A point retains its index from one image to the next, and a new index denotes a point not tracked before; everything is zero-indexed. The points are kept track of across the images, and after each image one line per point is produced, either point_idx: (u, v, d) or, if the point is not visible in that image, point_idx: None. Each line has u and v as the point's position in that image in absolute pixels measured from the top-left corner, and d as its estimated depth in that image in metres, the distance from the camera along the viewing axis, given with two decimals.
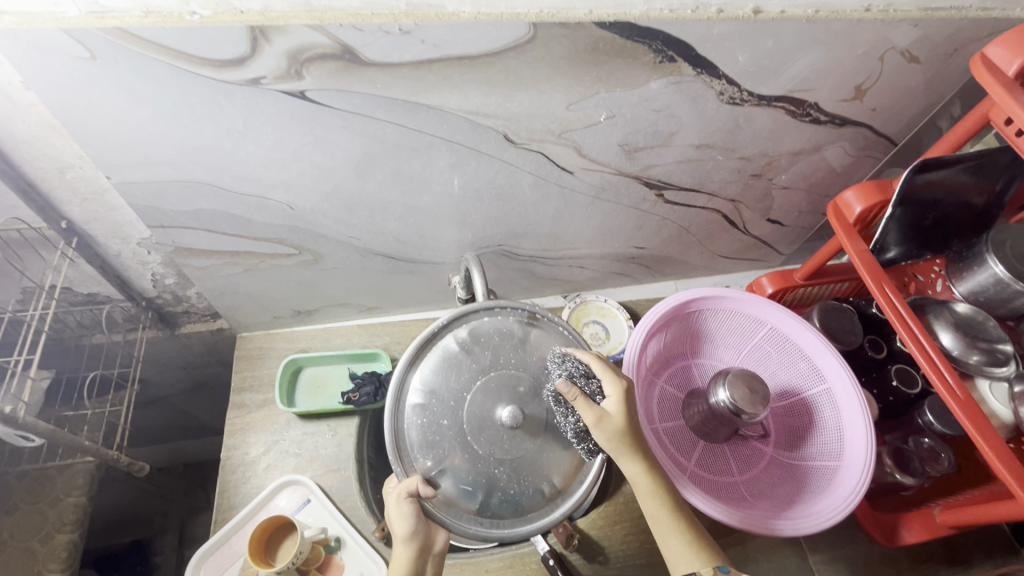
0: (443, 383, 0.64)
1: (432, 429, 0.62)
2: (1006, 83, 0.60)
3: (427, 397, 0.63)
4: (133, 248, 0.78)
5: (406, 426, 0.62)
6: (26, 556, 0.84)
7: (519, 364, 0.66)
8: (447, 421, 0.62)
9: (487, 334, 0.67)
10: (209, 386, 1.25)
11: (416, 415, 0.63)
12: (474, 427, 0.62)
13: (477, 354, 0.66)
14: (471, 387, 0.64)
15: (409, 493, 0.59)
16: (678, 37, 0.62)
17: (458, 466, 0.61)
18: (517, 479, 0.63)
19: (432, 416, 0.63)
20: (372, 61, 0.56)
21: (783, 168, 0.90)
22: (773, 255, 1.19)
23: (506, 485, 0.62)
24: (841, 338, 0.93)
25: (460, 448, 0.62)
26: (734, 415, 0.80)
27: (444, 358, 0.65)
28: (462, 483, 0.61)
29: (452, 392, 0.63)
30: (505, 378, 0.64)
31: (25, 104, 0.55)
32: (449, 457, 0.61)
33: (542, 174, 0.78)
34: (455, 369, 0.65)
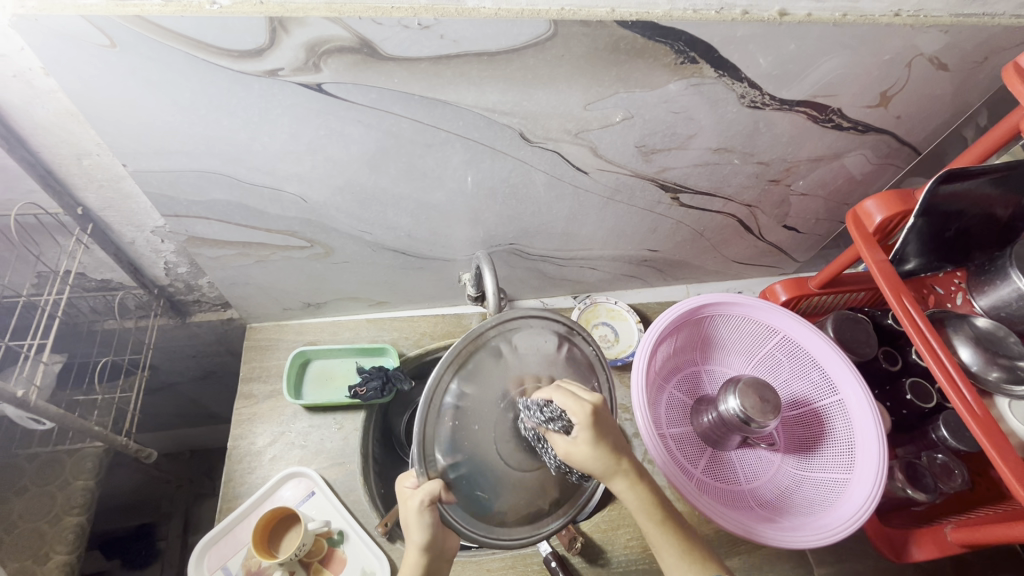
0: (479, 388, 0.58)
1: (462, 435, 0.56)
2: None
3: (462, 401, 0.56)
4: (147, 236, 0.78)
5: (436, 428, 0.54)
6: (33, 536, 0.84)
7: (549, 379, 0.63)
8: (478, 429, 0.57)
9: (528, 342, 0.62)
10: (218, 375, 1.25)
11: (448, 416, 0.55)
12: (501, 437, 0.58)
13: (515, 364, 0.61)
14: (505, 397, 0.59)
15: (432, 499, 0.53)
16: (700, 37, 0.61)
17: (480, 473, 0.57)
18: (529, 491, 0.60)
19: (463, 421, 0.56)
20: (390, 56, 0.56)
21: (802, 174, 0.89)
22: (788, 261, 1.17)
23: (517, 498, 0.60)
24: (856, 349, 0.91)
25: (484, 457, 0.57)
26: (743, 423, 0.79)
27: (483, 360, 0.58)
28: (478, 492, 0.57)
29: (487, 400, 0.58)
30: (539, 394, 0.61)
31: (45, 90, 0.55)
32: (473, 465, 0.56)
33: (557, 174, 0.77)
34: (493, 376, 0.59)
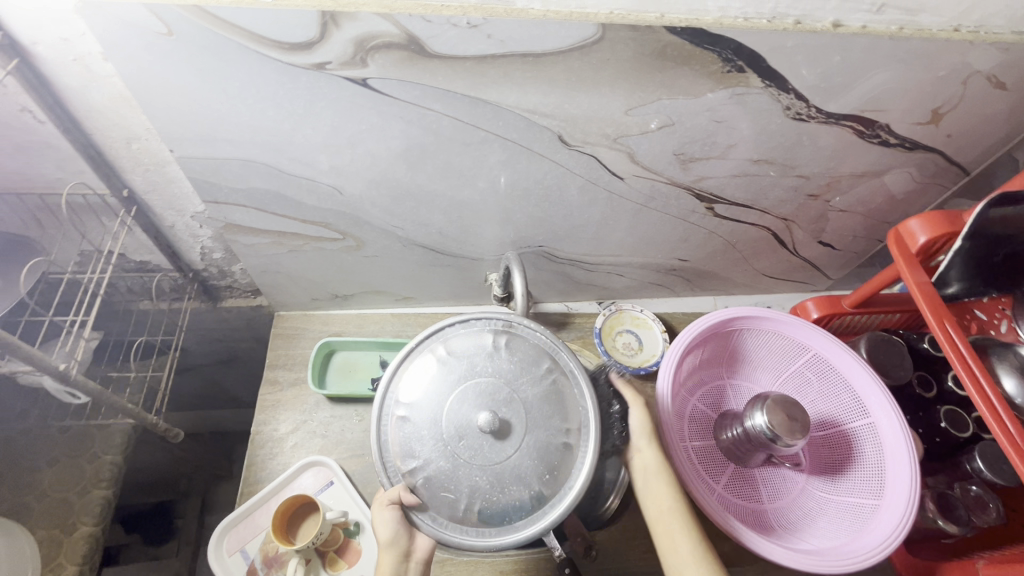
0: (423, 396, 0.63)
1: (415, 441, 0.62)
2: None
3: (408, 411, 0.63)
4: (187, 221, 0.80)
5: (390, 440, 0.63)
6: (62, 506, 0.87)
7: (495, 371, 0.64)
8: (429, 433, 0.61)
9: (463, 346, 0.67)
10: (243, 361, 1.28)
11: (398, 428, 0.63)
12: (454, 435, 0.61)
13: (454, 365, 0.65)
14: (448, 400, 0.62)
15: (392, 501, 0.60)
16: (749, 47, 0.60)
17: (440, 473, 0.61)
18: (502, 485, 0.60)
19: (411, 429, 0.62)
20: (437, 54, 0.56)
21: (842, 190, 0.87)
22: (820, 278, 1.14)
23: (491, 493, 0.60)
24: (889, 371, 0.89)
25: (441, 457, 0.61)
26: (770, 441, 0.78)
27: (422, 372, 0.65)
28: (444, 492, 0.60)
29: (430, 405, 0.63)
30: (484, 386, 0.63)
31: (102, 75, 0.57)
32: (432, 466, 0.61)
33: (592, 178, 0.77)
34: (434, 381, 0.64)
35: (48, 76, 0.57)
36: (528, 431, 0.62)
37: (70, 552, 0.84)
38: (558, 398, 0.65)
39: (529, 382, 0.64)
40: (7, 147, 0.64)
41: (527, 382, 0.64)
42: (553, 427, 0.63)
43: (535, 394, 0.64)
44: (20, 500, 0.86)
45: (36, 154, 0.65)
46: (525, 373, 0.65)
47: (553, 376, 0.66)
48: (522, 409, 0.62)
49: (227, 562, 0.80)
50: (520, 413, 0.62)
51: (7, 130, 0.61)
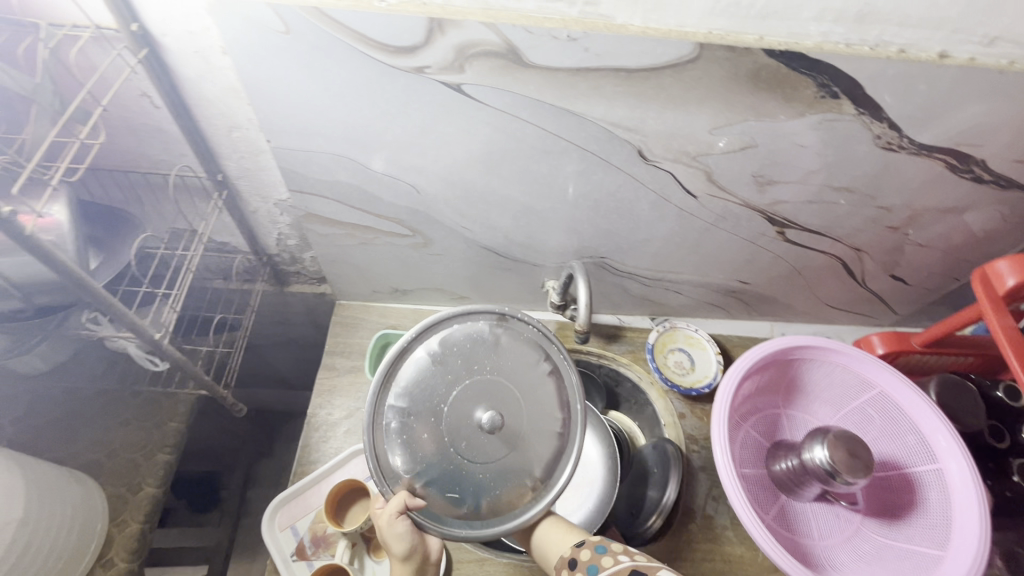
0: (423, 396, 0.60)
1: (414, 445, 0.58)
2: None
3: (407, 413, 0.59)
4: (270, 207, 0.84)
5: (388, 446, 0.58)
6: (130, 466, 0.92)
7: (495, 369, 0.62)
8: (429, 434, 0.59)
9: (458, 343, 0.62)
10: (298, 345, 1.33)
11: (396, 433, 0.58)
12: (455, 435, 0.59)
13: (450, 363, 0.61)
14: (449, 399, 0.60)
15: (399, 509, 0.57)
16: (847, 73, 0.59)
17: (441, 473, 0.59)
18: (504, 478, 0.60)
19: (409, 432, 0.58)
20: (533, 64, 0.57)
21: (923, 224, 0.83)
22: (885, 313, 1.10)
23: (491, 487, 0.60)
24: (959, 417, 0.86)
25: (441, 458, 0.59)
26: (828, 475, 0.75)
27: (417, 372, 0.60)
28: (446, 490, 0.59)
29: (430, 406, 0.59)
30: (483, 384, 0.61)
31: (219, 67, 0.61)
32: (433, 467, 0.58)
33: (665, 195, 0.77)
34: (431, 379, 0.60)
35: (170, 65, 0.61)
36: (525, 426, 0.61)
37: (134, 510, 0.89)
38: (550, 391, 0.63)
39: (526, 377, 0.63)
40: (123, 128, 0.69)
41: (522, 378, 0.62)
42: (545, 418, 0.63)
43: (530, 388, 0.62)
44: (93, 456, 0.92)
45: (147, 135, 0.70)
46: (522, 370, 0.63)
47: (546, 368, 0.64)
48: (519, 405, 0.61)
49: (278, 537, 0.82)
50: (518, 409, 0.61)
51: (126, 112, 0.66)
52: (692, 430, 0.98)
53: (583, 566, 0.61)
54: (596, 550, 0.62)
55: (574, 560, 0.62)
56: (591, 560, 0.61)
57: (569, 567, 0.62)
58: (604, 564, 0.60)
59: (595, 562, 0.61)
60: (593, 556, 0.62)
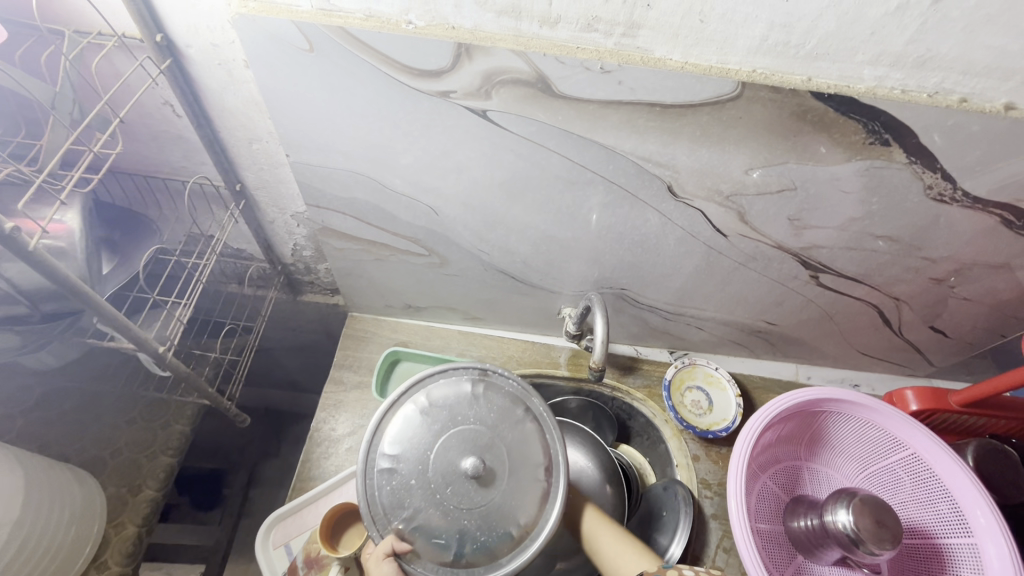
0: (411, 445, 0.59)
1: (399, 491, 0.57)
2: None
3: (395, 461, 0.58)
4: (287, 219, 0.83)
5: (377, 493, 0.58)
6: (132, 466, 0.92)
7: (478, 418, 0.60)
8: (414, 481, 0.57)
9: (442, 396, 0.62)
10: (309, 351, 1.32)
11: (384, 482, 0.58)
12: (440, 481, 0.57)
13: (436, 414, 0.60)
14: (435, 447, 0.58)
15: (386, 554, 0.55)
16: (902, 121, 0.55)
17: (426, 519, 0.56)
18: (489, 525, 0.56)
19: (396, 480, 0.57)
20: (562, 94, 0.55)
21: (970, 278, 0.78)
22: (920, 363, 1.04)
23: (477, 534, 0.56)
24: (1000, 488, 0.80)
25: (427, 503, 0.56)
26: (852, 543, 0.70)
27: (407, 422, 0.60)
28: (433, 537, 0.56)
29: (417, 454, 0.58)
30: (469, 431, 0.59)
31: (240, 80, 0.60)
32: (419, 514, 0.56)
33: (693, 232, 0.73)
34: (419, 428, 0.60)
35: (192, 75, 0.60)
36: (508, 473, 0.58)
37: (133, 511, 0.89)
38: (531, 439, 0.60)
39: (508, 426, 0.60)
40: (144, 135, 0.68)
41: (504, 426, 0.60)
42: (527, 465, 0.58)
43: (512, 436, 0.59)
44: (97, 454, 0.91)
45: (168, 143, 0.69)
46: (503, 419, 0.60)
47: (528, 417, 0.61)
48: (503, 452, 0.58)
49: (270, 555, 0.81)
50: (501, 456, 0.58)
51: (148, 119, 0.66)
52: (705, 475, 0.94)
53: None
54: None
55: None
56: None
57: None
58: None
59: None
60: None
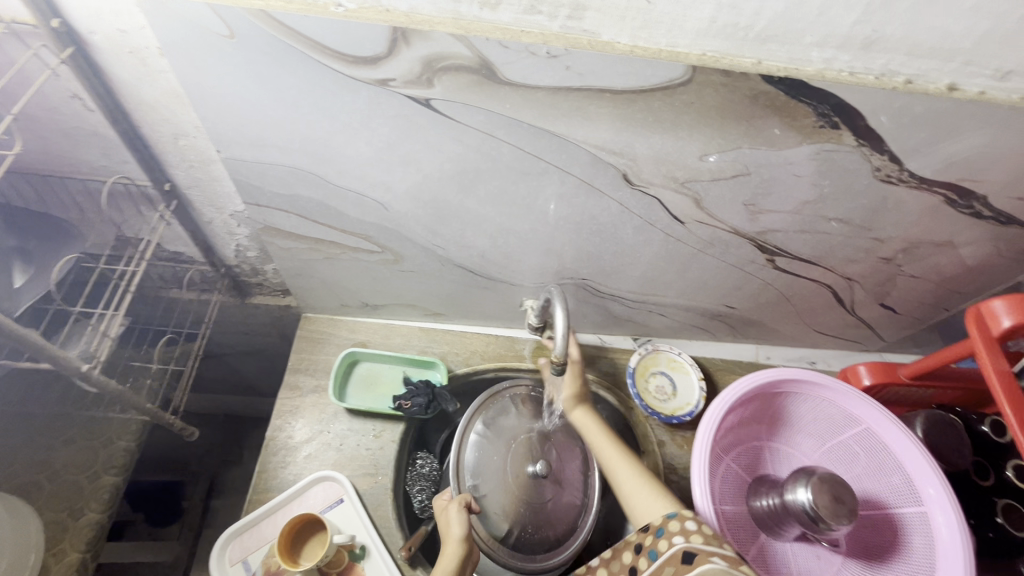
0: (499, 432, 0.83)
1: (483, 464, 0.80)
2: (990, 341, 0.68)
3: (486, 437, 0.82)
4: (226, 218, 0.77)
5: (468, 460, 0.80)
6: (72, 490, 0.85)
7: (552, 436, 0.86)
8: (494, 459, 0.81)
9: (530, 406, 0.88)
10: (265, 355, 1.25)
11: (474, 448, 0.81)
12: (515, 471, 0.81)
13: (524, 421, 0.86)
14: (513, 439, 0.83)
15: (462, 503, 0.73)
16: (850, 103, 0.54)
17: (495, 493, 0.79)
18: (537, 516, 0.80)
19: (484, 452, 0.81)
20: (508, 80, 0.52)
21: (916, 256, 0.80)
22: (873, 338, 1.07)
23: (527, 524, 0.80)
24: (946, 456, 0.83)
25: (498, 481, 0.80)
26: (811, 521, 0.72)
27: (495, 414, 0.85)
28: (495, 512, 0.78)
29: (504, 439, 0.83)
30: (542, 444, 0.84)
31: (157, 70, 0.54)
32: (492, 488, 0.79)
33: (650, 220, 0.72)
34: (505, 421, 0.84)
35: (101, 65, 0.54)
36: (560, 485, 0.83)
37: (75, 537, 0.82)
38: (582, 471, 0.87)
39: (569, 453, 0.87)
40: (55, 131, 0.62)
41: (566, 451, 0.87)
42: (575, 490, 0.85)
43: (569, 460, 0.86)
44: (31, 478, 0.85)
45: (82, 140, 0.63)
46: (566, 444, 0.87)
47: (583, 455, 0.89)
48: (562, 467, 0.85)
49: (228, 572, 0.78)
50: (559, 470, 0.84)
51: (56, 114, 0.60)
52: (672, 460, 0.95)
53: (646, 552, 0.60)
54: (656, 534, 0.61)
55: (640, 544, 0.62)
56: (651, 545, 0.60)
57: (634, 552, 0.62)
58: (662, 550, 0.59)
59: (656, 546, 0.60)
60: (653, 540, 0.61)
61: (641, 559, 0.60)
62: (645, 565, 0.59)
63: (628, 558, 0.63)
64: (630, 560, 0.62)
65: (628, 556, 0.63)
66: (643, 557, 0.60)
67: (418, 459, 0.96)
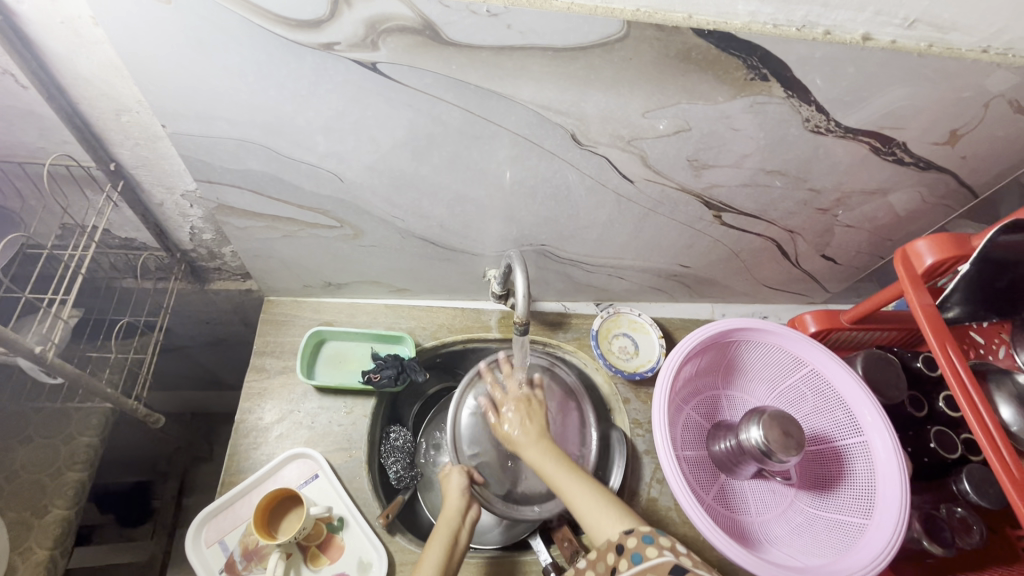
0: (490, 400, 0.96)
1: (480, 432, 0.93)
2: (914, 277, 0.74)
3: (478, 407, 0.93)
4: (177, 199, 0.76)
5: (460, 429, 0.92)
6: (33, 489, 0.83)
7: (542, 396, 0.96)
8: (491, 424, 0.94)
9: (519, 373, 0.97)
10: (229, 345, 1.23)
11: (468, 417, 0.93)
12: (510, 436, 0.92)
13: None
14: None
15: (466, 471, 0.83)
16: (776, 54, 0.57)
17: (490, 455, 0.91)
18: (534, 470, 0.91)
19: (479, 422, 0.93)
20: (452, 41, 0.53)
21: (850, 206, 0.85)
22: (818, 290, 1.14)
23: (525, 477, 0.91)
24: (885, 391, 0.88)
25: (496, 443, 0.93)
26: (764, 456, 0.77)
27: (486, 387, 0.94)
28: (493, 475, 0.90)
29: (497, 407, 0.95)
30: None
31: (92, 40, 0.53)
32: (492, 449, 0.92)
33: (601, 180, 0.75)
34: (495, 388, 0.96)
35: (32, 37, 0.53)
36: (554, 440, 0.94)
37: (40, 534, 0.80)
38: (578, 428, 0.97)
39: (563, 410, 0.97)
40: None
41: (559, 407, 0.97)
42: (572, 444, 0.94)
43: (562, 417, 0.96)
44: None
45: (17, 119, 0.61)
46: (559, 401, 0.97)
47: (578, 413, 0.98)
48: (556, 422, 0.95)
49: (204, 554, 0.78)
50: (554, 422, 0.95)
51: None
52: (636, 416, 0.99)
53: (629, 554, 0.61)
54: (643, 539, 0.62)
55: (622, 544, 0.63)
56: (636, 547, 0.61)
57: (614, 552, 0.63)
58: (648, 555, 0.60)
59: (640, 551, 0.61)
60: (639, 544, 0.62)
61: (624, 560, 0.61)
62: (627, 567, 0.60)
63: (608, 557, 0.63)
64: (610, 560, 0.63)
65: (607, 558, 0.63)
66: (625, 559, 0.61)
67: (392, 433, 0.99)
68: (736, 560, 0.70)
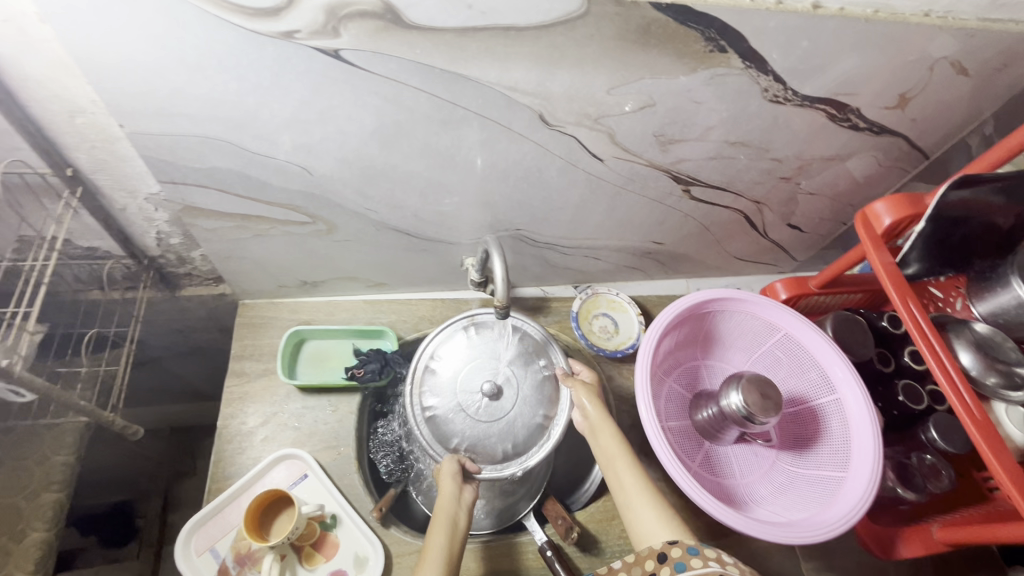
0: (441, 395, 0.77)
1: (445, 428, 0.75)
2: (874, 237, 0.76)
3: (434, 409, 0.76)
4: (140, 203, 0.74)
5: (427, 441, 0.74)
6: (9, 513, 0.80)
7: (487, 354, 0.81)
8: (457, 418, 0.76)
9: (447, 348, 0.81)
10: (205, 353, 1.21)
11: (428, 425, 0.75)
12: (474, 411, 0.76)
13: (449, 358, 0.80)
14: (456, 387, 0.78)
15: (460, 460, 0.74)
16: (733, 26, 0.58)
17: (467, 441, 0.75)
18: (515, 428, 0.77)
19: (440, 427, 0.75)
20: (414, 24, 0.53)
21: (811, 173, 0.88)
22: (786, 259, 1.18)
23: (508, 436, 0.76)
24: (853, 349, 0.91)
25: (474, 428, 0.76)
26: (745, 419, 0.79)
27: (429, 381, 0.78)
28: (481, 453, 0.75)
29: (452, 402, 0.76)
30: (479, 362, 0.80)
31: (38, 39, 0.51)
32: (471, 436, 0.75)
33: (572, 160, 0.75)
34: (438, 382, 0.78)
35: None
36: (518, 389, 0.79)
37: (19, 559, 0.78)
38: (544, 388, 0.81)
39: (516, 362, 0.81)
40: None
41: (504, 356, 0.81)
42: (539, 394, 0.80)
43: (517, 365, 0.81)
44: None
45: None
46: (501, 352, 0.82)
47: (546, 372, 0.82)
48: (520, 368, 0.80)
49: (195, 562, 0.77)
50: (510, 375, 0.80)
51: None
52: (620, 391, 1.01)
53: (671, 563, 0.57)
54: (688, 550, 0.57)
55: (664, 553, 0.58)
56: (679, 556, 0.57)
57: (656, 559, 0.59)
58: (692, 566, 0.55)
59: (684, 559, 0.56)
60: (684, 554, 0.57)
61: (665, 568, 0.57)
62: None
63: (647, 564, 0.59)
64: (649, 567, 0.59)
65: (646, 564, 0.59)
66: (667, 567, 0.57)
67: (379, 428, 0.95)
68: (723, 520, 0.72)
